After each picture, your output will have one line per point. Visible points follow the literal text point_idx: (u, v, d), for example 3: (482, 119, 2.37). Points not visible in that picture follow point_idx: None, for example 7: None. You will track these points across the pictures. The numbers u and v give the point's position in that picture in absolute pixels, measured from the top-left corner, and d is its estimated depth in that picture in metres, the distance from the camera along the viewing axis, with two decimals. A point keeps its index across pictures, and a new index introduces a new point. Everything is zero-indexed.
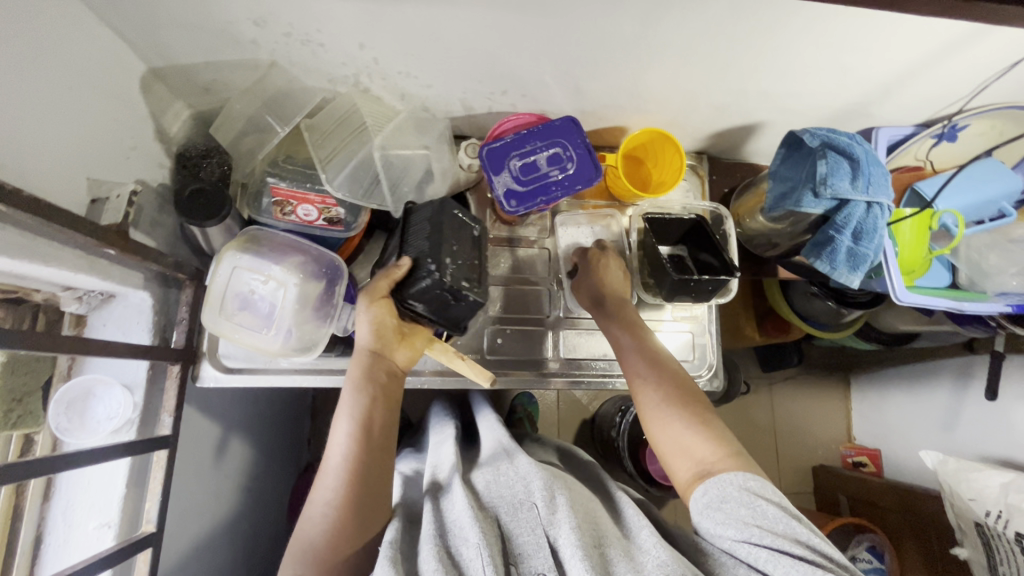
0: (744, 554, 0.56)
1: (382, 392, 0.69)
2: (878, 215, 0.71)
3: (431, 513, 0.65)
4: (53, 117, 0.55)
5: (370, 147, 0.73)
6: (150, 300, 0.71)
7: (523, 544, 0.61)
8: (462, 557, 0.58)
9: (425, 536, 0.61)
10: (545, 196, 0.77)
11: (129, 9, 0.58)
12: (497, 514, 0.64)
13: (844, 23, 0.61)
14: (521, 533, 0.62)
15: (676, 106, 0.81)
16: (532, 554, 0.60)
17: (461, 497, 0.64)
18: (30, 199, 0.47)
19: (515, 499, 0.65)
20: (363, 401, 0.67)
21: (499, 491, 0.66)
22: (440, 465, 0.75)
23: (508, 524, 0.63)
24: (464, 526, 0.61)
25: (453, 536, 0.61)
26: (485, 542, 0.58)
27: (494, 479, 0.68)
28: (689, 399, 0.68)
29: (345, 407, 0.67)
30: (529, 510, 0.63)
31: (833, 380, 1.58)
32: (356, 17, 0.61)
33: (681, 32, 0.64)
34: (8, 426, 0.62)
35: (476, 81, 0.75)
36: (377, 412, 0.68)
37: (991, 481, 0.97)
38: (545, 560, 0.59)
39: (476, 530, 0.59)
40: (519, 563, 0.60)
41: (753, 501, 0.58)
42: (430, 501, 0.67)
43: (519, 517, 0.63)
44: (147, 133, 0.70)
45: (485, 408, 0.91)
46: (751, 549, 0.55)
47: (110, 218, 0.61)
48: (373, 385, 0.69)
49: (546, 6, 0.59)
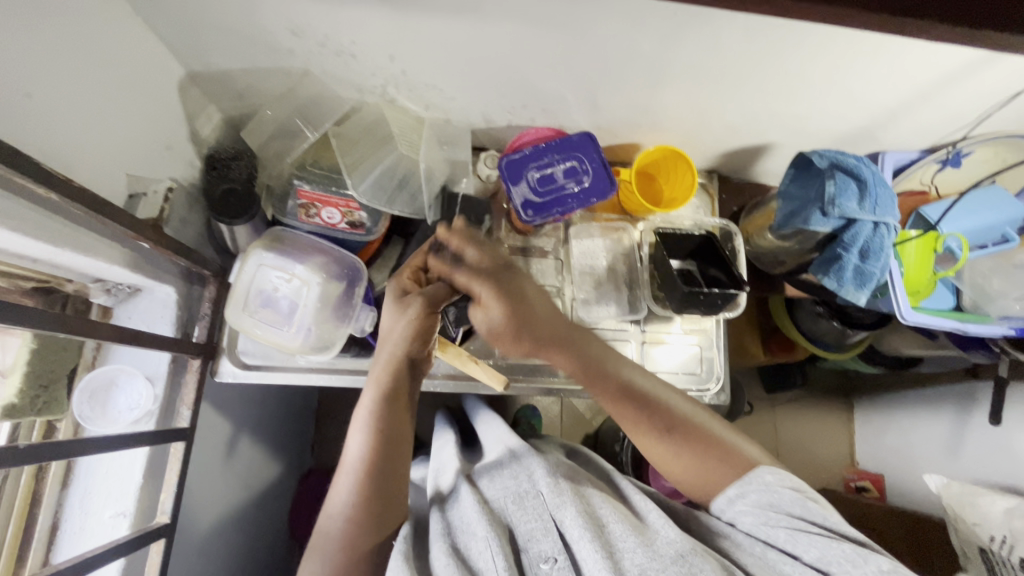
0: (764, 535, 0.60)
1: (405, 403, 0.70)
2: (884, 235, 0.73)
3: (436, 518, 0.66)
4: (98, 115, 0.58)
5: (395, 155, 0.77)
6: (175, 295, 0.73)
7: (530, 531, 0.63)
8: (470, 551, 0.60)
9: (433, 536, 0.63)
10: (561, 207, 0.80)
11: (176, 16, 0.62)
12: (501, 506, 0.66)
13: (854, 49, 0.64)
14: (527, 521, 0.64)
15: (690, 125, 0.84)
16: (540, 539, 0.62)
17: (467, 496, 0.67)
18: (78, 190, 0.49)
19: (520, 490, 0.67)
20: (386, 414, 0.68)
21: (503, 485, 0.69)
22: (442, 471, 0.77)
23: (514, 515, 0.65)
24: (471, 522, 0.63)
25: (460, 534, 0.63)
26: (493, 534, 0.60)
27: (494, 479, 0.70)
28: (676, 414, 0.68)
29: (363, 419, 0.68)
30: (535, 498, 0.66)
31: (836, 402, 1.58)
32: (389, 30, 0.64)
33: (697, 53, 0.67)
34: (32, 412, 0.63)
35: (499, 95, 0.78)
36: (396, 425, 0.69)
37: (995, 505, 0.97)
38: (553, 544, 0.61)
39: (484, 523, 0.61)
40: (528, 551, 0.61)
41: (770, 489, 0.62)
42: (437, 510, 0.68)
43: (525, 506, 0.65)
44: (182, 134, 0.73)
45: (484, 413, 0.92)
46: (770, 529, 0.60)
47: (148, 212, 0.66)
48: (395, 396, 0.69)
49: (571, 25, 0.62)
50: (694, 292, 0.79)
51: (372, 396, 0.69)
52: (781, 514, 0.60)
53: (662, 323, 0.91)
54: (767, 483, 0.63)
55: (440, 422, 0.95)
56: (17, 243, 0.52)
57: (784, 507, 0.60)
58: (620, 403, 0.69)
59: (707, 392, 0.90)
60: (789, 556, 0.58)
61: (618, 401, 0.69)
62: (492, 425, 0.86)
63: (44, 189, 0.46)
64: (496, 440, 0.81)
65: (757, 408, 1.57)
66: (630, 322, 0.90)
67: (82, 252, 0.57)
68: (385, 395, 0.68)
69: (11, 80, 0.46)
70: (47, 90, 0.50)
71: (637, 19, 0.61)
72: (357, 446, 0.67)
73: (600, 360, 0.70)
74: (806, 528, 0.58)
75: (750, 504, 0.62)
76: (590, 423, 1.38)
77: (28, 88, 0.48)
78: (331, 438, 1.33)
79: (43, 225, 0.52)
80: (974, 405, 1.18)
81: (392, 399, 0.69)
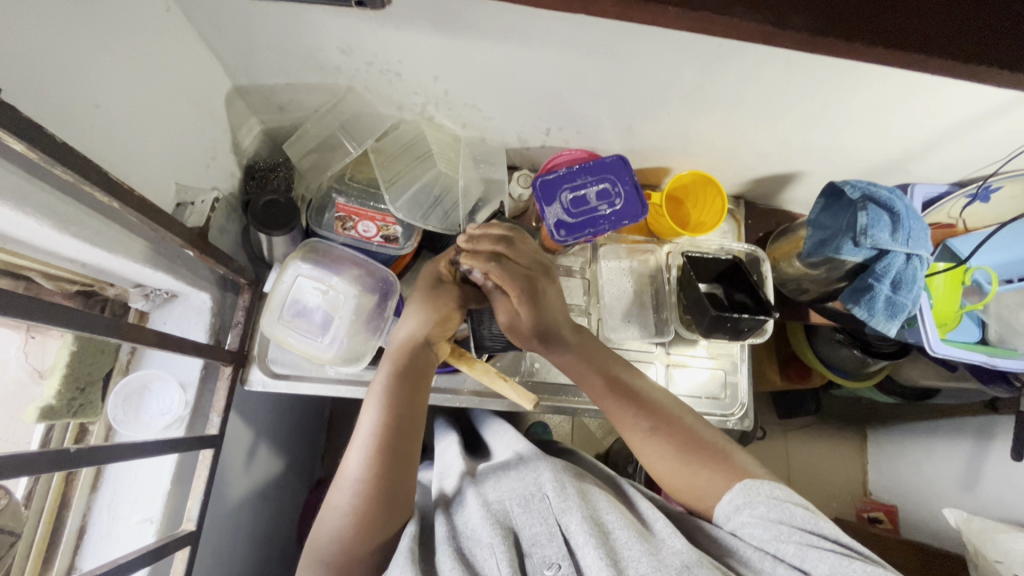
0: (771, 548, 0.57)
1: (419, 385, 0.69)
2: (917, 266, 0.74)
3: (442, 521, 0.65)
4: (154, 125, 0.59)
5: (433, 172, 0.79)
6: (209, 302, 0.73)
7: (534, 535, 0.62)
8: (476, 556, 0.59)
9: (438, 540, 0.62)
10: (593, 229, 0.80)
11: (233, 32, 0.64)
12: (507, 508, 0.64)
13: (891, 84, 0.66)
14: (532, 524, 0.62)
15: (721, 152, 0.85)
16: (544, 543, 0.61)
17: (472, 499, 0.65)
18: (137, 198, 0.51)
19: (526, 492, 0.65)
20: (400, 392, 0.67)
21: (508, 487, 0.67)
22: (447, 473, 0.75)
23: (519, 518, 0.63)
24: (476, 528, 0.61)
25: (465, 538, 0.62)
26: (498, 539, 0.59)
27: (500, 481, 0.68)
28: (669, 419, 0.68)
29: (378, 396, 0.67)
30: (540, 501, 0.64)
31: (850, 430, 1.57)
32: (438, 52, 0.66)
33: (734, 83, 0.68)
34: (69, 414, 0.65)
35: (536, 116, 0.79)
36: (410, 402, 0.67)
37: (1017, 543, 0.95)
38: (557, 550, 0.60)
39: (489, 529, 0.60)
40: (531, 556, 0.60)
41: (781, 503, 0.59)
42: (441, 514, 0.66)
43: (531, 510, 0.64)
44: (225, 145, 0.75)
45: (490, 420, 0.90)
46: (779, 543, 0.56)
47: (195, 220, 0.67)
48: (411, 375, 0.68)
49: (615, 53, 0.64)
50: (727, 316, 0.78)
51: (387, 372, 0.68)
52: (791, 528, 0.57)
53: (687, 346, 0.91)
54: (776, 498, 0.60)
55: (441, 426, 0.92)
56: (75, 249, 0.53)
57: (795, 523, 0.57)
58: (615, 409, 0.70)
59: (731, 417, 0.89)
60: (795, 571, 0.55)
61: (615, 408, 0.70)
62: (500, 432, 0.85)
63: (106, 197, 0.48)
64: (504, 446, 0.79)
65: (770, 433, 1.55)
66: (654, 344, 0.91)
67: (132, 258, 0.58)
68: (399, 371, 0.68)
69: (82, 91, 0.48)
70: (112, 101, 0.52)
71: (679, 48, 0.62)
72: (367, 421, 0.65)
73: (598, 364, 0.72)
74: (819, 544, 0.55)
75: (759, 516, 0.59)
76: (602, 442, 1.37)
77: (96, 99, 0.50)
78: (341, 450, 1.32)
79: (100, 230, 0.53)
80: (993, 438, 1.17)
81: (408, 376, 0.68)
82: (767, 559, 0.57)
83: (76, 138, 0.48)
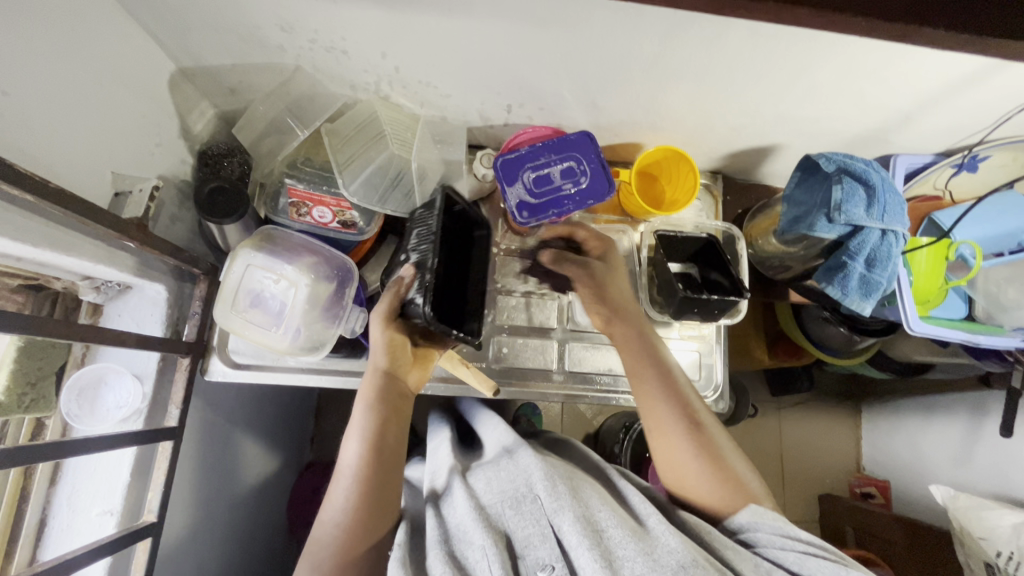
0: (773, 556, 0.60)
1: (395, 414, 0.69)
2: (893, 243, 0.71)
3: (432, 520, 0.64)
4: (82, 114, 0.57)
5: (386, 154, 0.75)
6: (165, 294, 0.72)
7: (527, 537, 0.60)
8: (468, 560, 0.58)
9: (430, 543, 0.60)
10: (557, 209, 0.78)
11: (162, 11, 0.61)
12: (497, 511, 0.63)
13: (863, 50, 0.62)
14: (524, 525, 0.61)
15: (693, 126, 0.82)
16: (537, 545, 0.60)
17: (462, 499, 0.64)
18: (55, 190, 0.49)
19: (517, 492, 0.64)
20: (374, 422, 0.67)
21: (499, 488, 0.65)
22: (437, 471, 0.73)
23: (510, 520, 0.62)
24: (467, 529, 0.60)
25: (457, 540, 0.61)
26: (490, 542, 0.58)
27: (490, 481, 0.66)
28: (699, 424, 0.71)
29: (357, 426, 0.67)
30: (532, 502, 0.62)
31: (843, 406, 1.55)
32: (380, 27, 0.63)
33: (697, 51, 0.64)
34: (20, 409, 0.64)
35: (494, 93, 0.76)
36: (389, 433, 0.67)
37: (1003, 520, 0.94)
38: (550, 551, 0.59)
39: (480, 532, 0.59)
40: (524, 557, 0.59)
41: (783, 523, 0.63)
42: (431, 508, 0.66)
43: (523, 511, 0.62)
44: (173, 131, 0.72)
45: (483, 412, 0.89)
46: (781, 552, 0.60)
47: (132, 212, 0.63)
48: (384, 403, 0.68)
49: (568, 21, 0.60)
50: (694, 297, 0.76)
51: (360, 407, 0.68)
52: (794, 539, 0.61)
53: (661, 328, 0.89)
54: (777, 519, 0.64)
55: (435, 420, 0.91)
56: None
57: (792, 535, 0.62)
58: (643, 377, 0.74)
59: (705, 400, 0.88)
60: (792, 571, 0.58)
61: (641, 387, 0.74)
62: (491, 424, 0.83)
63: (21, 190, 0.46)
64: (494, 438, 0.78)
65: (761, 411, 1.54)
66: None
67: (66, 252, 0.56)
68: (373, 403, 0.68)
69: None
70: (26, 88, 0.50)
71: (635, 16, 0.59)
72: (349, 454, 0.66)
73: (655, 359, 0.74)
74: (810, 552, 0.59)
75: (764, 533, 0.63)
76: (591, 423, 1.36)
77: (5, 86, 0.47)
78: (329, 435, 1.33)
79: (22, 224, 0.51)
80: (986, 414, 1.14)
81: (382, 406, 0.68)
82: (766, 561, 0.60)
83: None
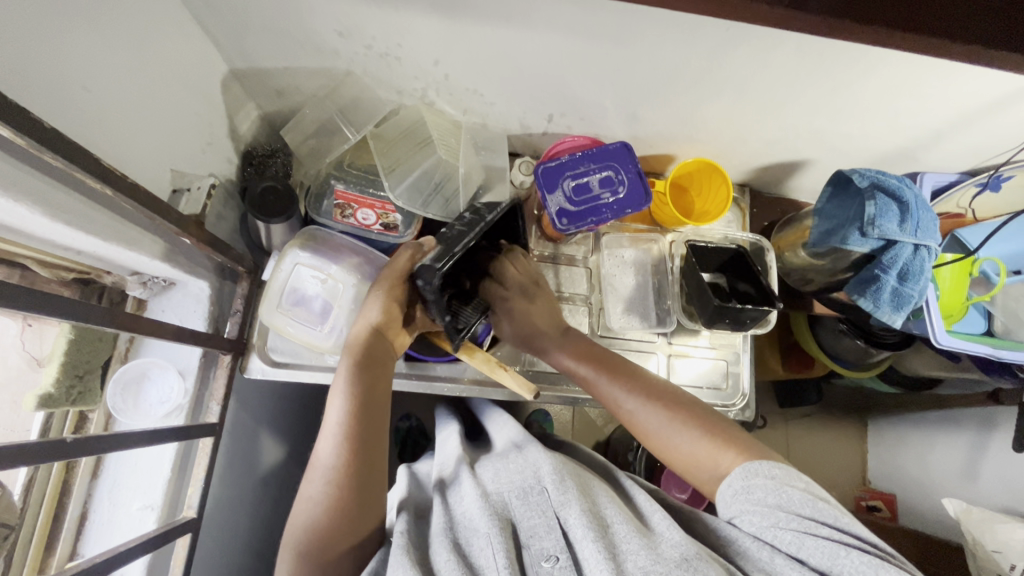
0: (769, 536, 0.54)
1: (381, 371, 0.67)
2: (925, 257, 0.73)
3: (439, 509, 0.63)
4: (148, 111, 0.58)
5: (434, 159, 0.77)
6: (208, 291, 0.73)
7: (532, 527, 0.59)
8: (472, 548, 0.57)
9: (435, 532, 0.60)
10: (596, 217, 0.79)
11: (226, 13, 0.62)
12: (505, 501, 0.63)
13: (905, 69, 0.64)
14: (530, 516, 0.60)
15: (727, 139, 0.84)
16: (541, 536, 0.58)
17: (469, 489, 0.64)
18: (129, 185, 0.50)
19: (525, 484, 0.64)
20: (360, 379, 0.65)
21: (508, 480, 0.65)
22: (445, 461, 0.73)
23: (516, 510, 0.61)
24: (474, 519, 0.60)
25: (462, 529, 0.60)
26: (496, 531, 0.57)
27: (499, 473, 0.67)
28: (657, 393, 0.68)
29: (341, 384, 0.65)
30: (539, 494, 0.62)
31: (852, 418, 1.56)
32: (437, 35, 0.64)
33: (744, 67, 0.66)
34: (68, 402, 0.64)
35: (537, 102, 0.78)
36: (376, 391, 0.65)
37: (1015, 534, 0.95)
38: (555, 542, 0.58)
39: (486, 520, 0.58)
40: (528, 547, 0.58)
41: (780, 487, 0.55)
42: (439, 497, 0.66)
43: (530, 502, 0.62)
44: (222, 130, 0.73)
45: (492, 410, 0.90)
46: (777, 531, 0.53)
47: (191, 208, 0.66)
48: (371, 361, 0.67)
49: (621, 35, 0.62)
50: (730, 307, 0.77)
51: (347, 364, 0.66)
52: (790, 514, 0.53)
53: (689, 336, 0.91)
54: (775, 478, 0.57)
55: (442, 414, 0.92)
56: (66, 236, 0.52)
57: (792, 508, 0.54)
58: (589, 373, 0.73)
59: (733, 408, 0.89)
60: (793, 557, 0.52)
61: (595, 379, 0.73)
62: (500, 422, 0.84)
63: (99, 185, 0.47)
64: (503, 437, 0.79)
65: (771, 422, 1.55)
66: (656, 334, 0.90)
67: (127, 246, 0.57)
68: (360, 361, 0.66)
69: (72, 74, 0.47)
70: (104, 85, 0.51)
71: (688, 33, 0.61)
72: (335, 412, 0.63)
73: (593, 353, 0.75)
74: (815, 530, 0.52)
75: (756, 501, 0.56)
76: (604, 430, 1.37)
77: (86, 82, 0.49)
78: None
79: (91, 217, 0.52)
80: (995, 428, 1.16)
81: (368, 363, 0.66)
82: (763, 544, 0.54)
83: (65, 122, 0.47)
